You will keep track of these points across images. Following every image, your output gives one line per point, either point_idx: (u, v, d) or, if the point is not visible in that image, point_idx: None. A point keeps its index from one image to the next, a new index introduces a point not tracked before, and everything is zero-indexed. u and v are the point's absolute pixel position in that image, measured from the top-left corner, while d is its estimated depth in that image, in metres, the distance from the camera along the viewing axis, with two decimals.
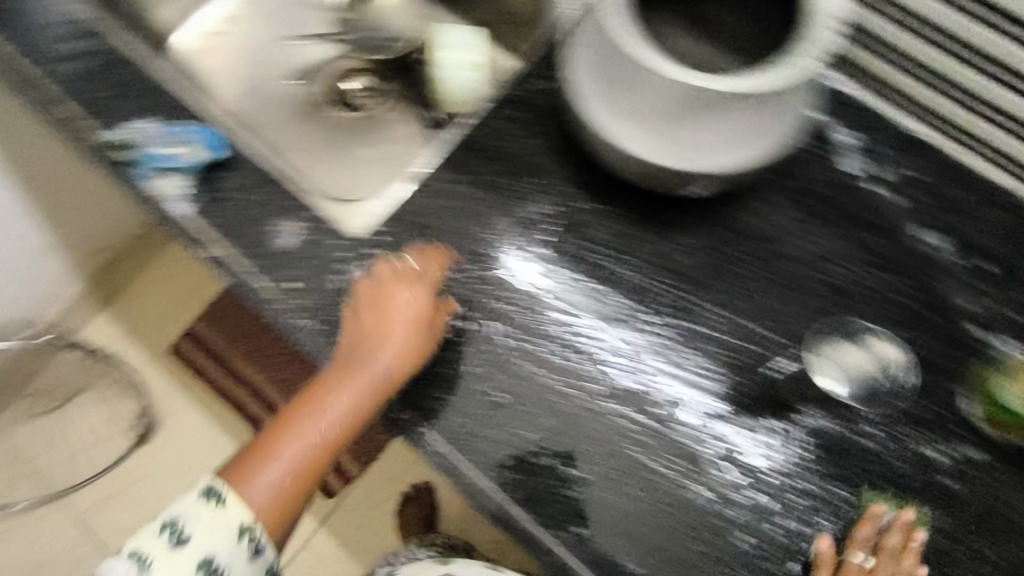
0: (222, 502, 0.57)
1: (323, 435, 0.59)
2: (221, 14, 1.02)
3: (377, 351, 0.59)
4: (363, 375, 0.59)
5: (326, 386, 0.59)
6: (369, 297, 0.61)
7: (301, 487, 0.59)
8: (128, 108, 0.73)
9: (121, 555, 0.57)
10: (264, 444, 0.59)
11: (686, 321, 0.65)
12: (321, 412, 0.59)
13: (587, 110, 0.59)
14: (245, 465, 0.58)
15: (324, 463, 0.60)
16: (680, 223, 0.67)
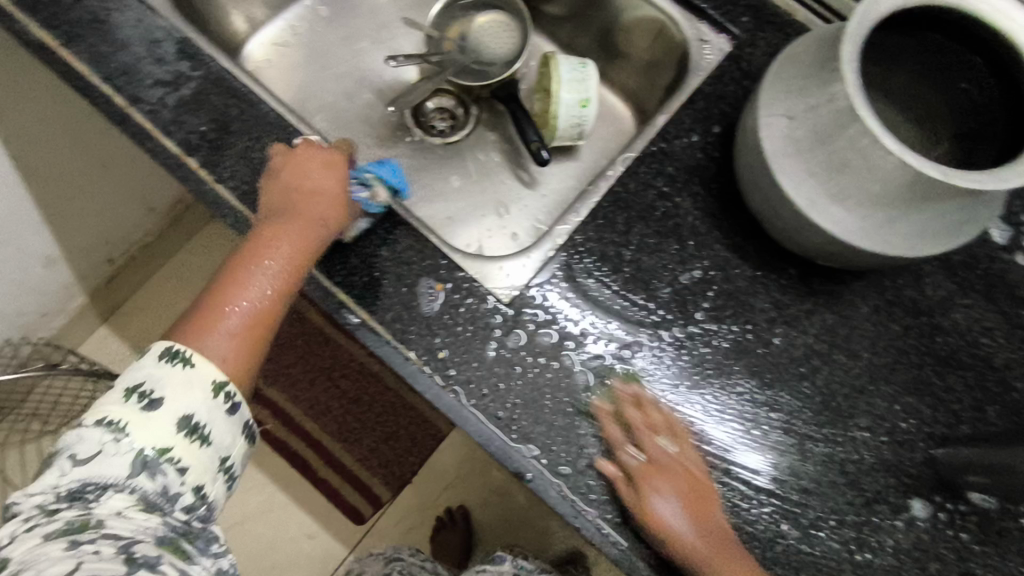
0: (192, 362, 0.52)
1: (272, 289, 0.56)
2: (286, 23, 0.95)
3: (311, 217, 0.58)
4: (296, 234, 0.57)
5: (265, 237, 0.57)
6: (286, 162, 0.62)
7: (255, 344, 0.55)
8: (232, 146, 0.65)
9: (85, 430, 0.48)
10: (212, 303, 0.54)
11: (850, 398, 0.63)
12: (261, 264, 0.56)
13: (789, 179, 0.57)
14: (198, 328, 0.53)
15: (267, 330, 0.56)
16: (841, 296, 0.66)
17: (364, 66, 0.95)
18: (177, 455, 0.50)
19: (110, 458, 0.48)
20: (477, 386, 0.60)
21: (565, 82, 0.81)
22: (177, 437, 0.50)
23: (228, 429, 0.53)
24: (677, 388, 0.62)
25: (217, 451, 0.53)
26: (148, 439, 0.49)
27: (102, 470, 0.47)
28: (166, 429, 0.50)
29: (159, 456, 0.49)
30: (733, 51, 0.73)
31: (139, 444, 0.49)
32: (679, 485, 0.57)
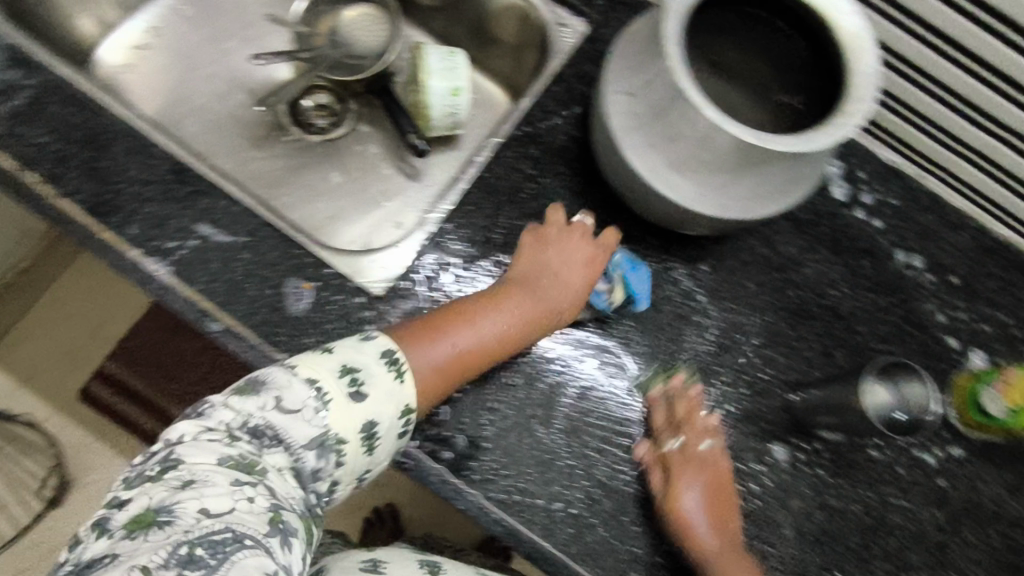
0: (403, 376, 0.55)
1: (479, 344, 0.60)
2: (144, 24, 0.91)
3: (564, 293, 0.64)
4: (542, 311, 0.63)
5: (491, 295, 0.62)
6: (556, 228, 0.66)
7: (447, 385, 0.59)
8: (75, 156, 0.62)
9: (300, 381, 0.51)
10: (433, 327, 0.59)
11: (714, 356, 0.67)
12: (488, 315, 0.61)
13: (633, 151, 0.60)
14: (418, 336, 0.58)
15: (453, 385, 0.59)
16: (701, 262, 0.69)
17: (233, 65, 0.92)
18: (346, 450, 0.52)
19: (302, 422, 0.50)
20: None
21: (433, 72, 0.81)
22: (354, 433, 0.52)
23: (389, 447, 0.55)
24: (551, 361, 0.64)
25: (370, 462, 0.54)
26: (339, 424, 0.51)
27: (297, 427, 0.50)
28: (352, 423, 0.52)
29: (334, 441, 0.51)
30: (590, 33, 0.76)
31: (331, 424, 0.51)
32: (704, 489, 0.62)
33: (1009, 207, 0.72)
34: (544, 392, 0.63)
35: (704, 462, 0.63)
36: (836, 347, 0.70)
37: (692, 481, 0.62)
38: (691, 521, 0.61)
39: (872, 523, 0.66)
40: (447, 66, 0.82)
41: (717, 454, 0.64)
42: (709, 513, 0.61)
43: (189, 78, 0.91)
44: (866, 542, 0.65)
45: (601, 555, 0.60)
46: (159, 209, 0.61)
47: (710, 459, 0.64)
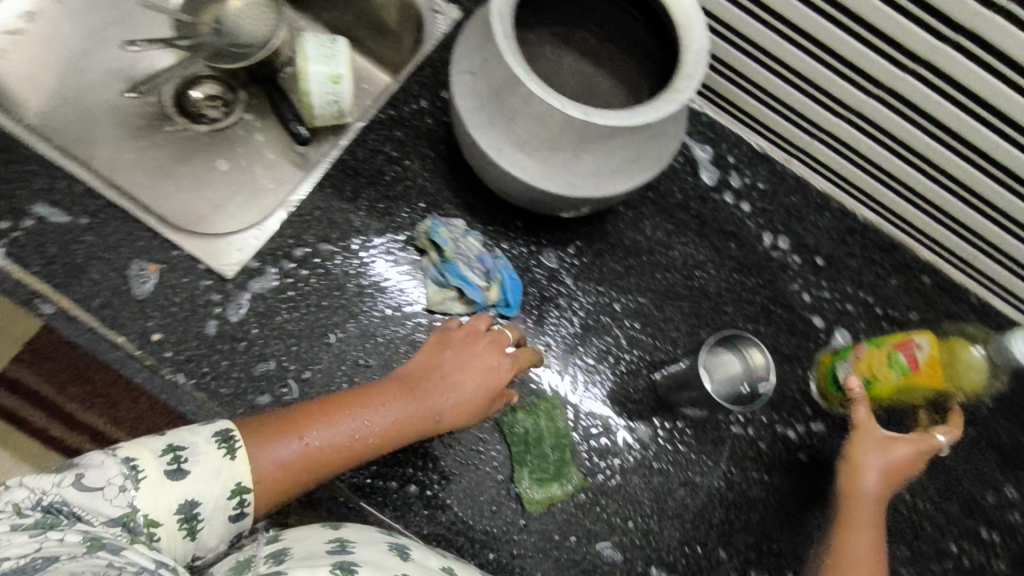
0: (233, 455, 0.45)
1: (337, 443, 0.50)
2: (20, 10, 0.88)
3: (452, 392, 0.56)
4: (423, 413, 0.55)
5: (371, 392, 0.54)
6: (459, 337, 0.59)
7: (281, 490, 0.48)
8: None
9: (110, 458, 0.41)
10: (295, 419, 0.50)
11: (579, 336, 0.67)
12: (362, 415, 0.52)
13: (479, 131, 0.60)
14: (265, 429, 0.48)
15: (290, 491, 0.48)
16: (567, 243, 0.70)
17: (114, 54, 0.90)
18: (158, 535, 0.41)
19: (105, 500, 0.40)
20: (198, 366, 0.58)
21: (311, 58, 0.81)
22: (171, 515, 0.42)
23: (218, 534, 0.45)
24: (411, 343, 0.63)
25: (197, 547, 0.44)
26: (152, 503, 0.41)
27: (97, 508, 0.40)
28: (179, 491, 0.42)
29: (142, 525, 0.41)
30: (462, 20, 0.76)
31: (138, 503, 0.41)
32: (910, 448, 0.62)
33: (863, 191, 0.74)
34: None
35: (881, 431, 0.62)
36: (703, 325, 0.71)
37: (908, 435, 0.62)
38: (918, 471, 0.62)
39: (735, 499, 0.66)
40: (324, 53, 0.81)
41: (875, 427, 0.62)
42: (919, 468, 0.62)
43: (65, 66, 0.88)
44: (728, 518, 0.65)
45: (453, 536, 0.59)
46: None
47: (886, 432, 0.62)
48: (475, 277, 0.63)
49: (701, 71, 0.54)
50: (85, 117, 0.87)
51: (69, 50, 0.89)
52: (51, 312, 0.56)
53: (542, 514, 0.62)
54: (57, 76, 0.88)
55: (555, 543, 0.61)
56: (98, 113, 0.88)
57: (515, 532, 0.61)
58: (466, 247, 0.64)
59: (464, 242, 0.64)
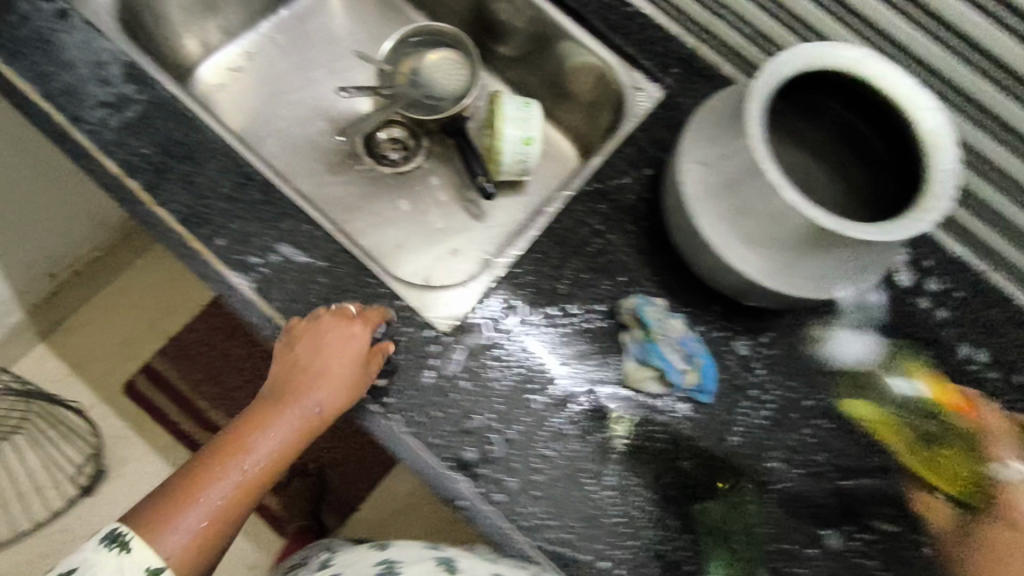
0: (128, 549, 0.54)
1: (236, 487, 0.57)
2: (241, 50, 0.96)
3: (314, 395, 0.60)
4: (291, 418, 0.60)
5: (250, 427, 0.59)
6: (303, 334, 0.61)
7: (211, 540, 0.56)
8: (174, 168, 0.65)
9: None
10: (183, 488, 0.56)
11: (770, 428, 0.66)
12: (247, 452, 0.58)
13: (703, 220, 0.61)
14: (167, 508, 0.55)
15: (218, 536, 0.57)
16: (759, 330, 0.69)
17: (319, 95, 0.97)
18: None
19: None
20: (411, 414, 0.62)
21: (509, 120, 0.84)
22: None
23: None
24: (606, 416, 0.64)
25: None
26: None
27: None
28: None
29: None
30: (665, 99, 0.78)
31: None
32: None
33: None
34: (596, 446, 0.63)
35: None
36: None
37: None
38: None
39: None
40: (522, 115, 0.85)
41: None
42: None
43: (275, 102, 0.95)
44: None
45: None
46: (245, 226, 0.64)
47: None
48: (677, 360, 0.64)
49: (953, 187, 0.53)
50: (289, 150, 0.94)
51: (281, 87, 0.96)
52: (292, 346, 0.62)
53: None
54: (268, 110, 0.95)
55: None
56: (300, 148, 0.94)
57: None
58: (672, 330, 0.64)
59: (670, 324, 0.65)
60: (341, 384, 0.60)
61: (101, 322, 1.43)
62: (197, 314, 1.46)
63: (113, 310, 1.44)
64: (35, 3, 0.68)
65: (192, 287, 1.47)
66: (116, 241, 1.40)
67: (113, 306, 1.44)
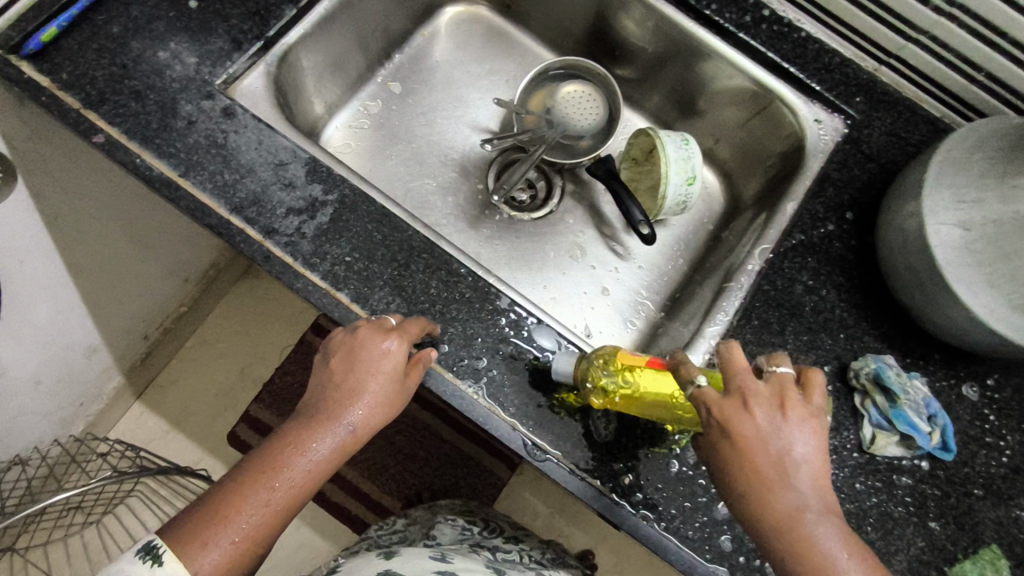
0: (161, 561, 0.46)
1: (272, 503, 0.51)
2: (360, 104, 0.91)
3: (354, 405, 0.56)
4: (329, 431, 0.54)
5: (286, 441, 0.54)
6: (344, 348, 0.57)
7: (246, 561, 0.49)
8: (380, 274, 0.61)
9: None
10: (214, 507, 0.50)
11: (1010, 478, 0.65)
12: (284, 469, 0.52)
13: (962, 287, 0.57)
14: (200, 527, 0.48)
15: (255, 554, 0.50)
16: (982, 374, 0.67)
17: (445, 143, 0.92)
18: None
19: None
20: (666, 510, 0.59)
21: (674, 162, 0.80)
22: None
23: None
24: (851, 485, 0.63)
25: None
26: None
27: None
28: None
29: None
30: (850, 133, 0.74)
31: None
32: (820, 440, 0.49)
33: None
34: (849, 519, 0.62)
35: (789, 396, 0.50)
36: None
37: (808, 418, 0.49)
38: (806, 472, 0.48)
39: None
40: (684, 155, 0.81)
41: (772, 431, 0.49)
42: (820, 471, 0.48)
43: (400, 156, 0.90)
44: None
45: None
46: (465, 328, 0.61)
47: (785, 404, 0.49)
48: (921, 422, 0.62)
49: None
50: (420, 207, 0.89)
51: (403, 140, 0.91)
52: (552, 457, 0.60)
53: None
54: (394, 167, 0.90)
55: None
56: (431, 203, 0.89)
57: None
58: (915, 392, 0.63)
59: (911, 386, 0.63)
60: (381, 389, 0.56)
61: (191, 374, 1.39)
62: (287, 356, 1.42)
63: (202, 360, 1.40)
64: (197, 102, 0.64)
65: (279, 327, 1.43)
66: (199, 291, 1.34)
67: (202, 356, 1.40)
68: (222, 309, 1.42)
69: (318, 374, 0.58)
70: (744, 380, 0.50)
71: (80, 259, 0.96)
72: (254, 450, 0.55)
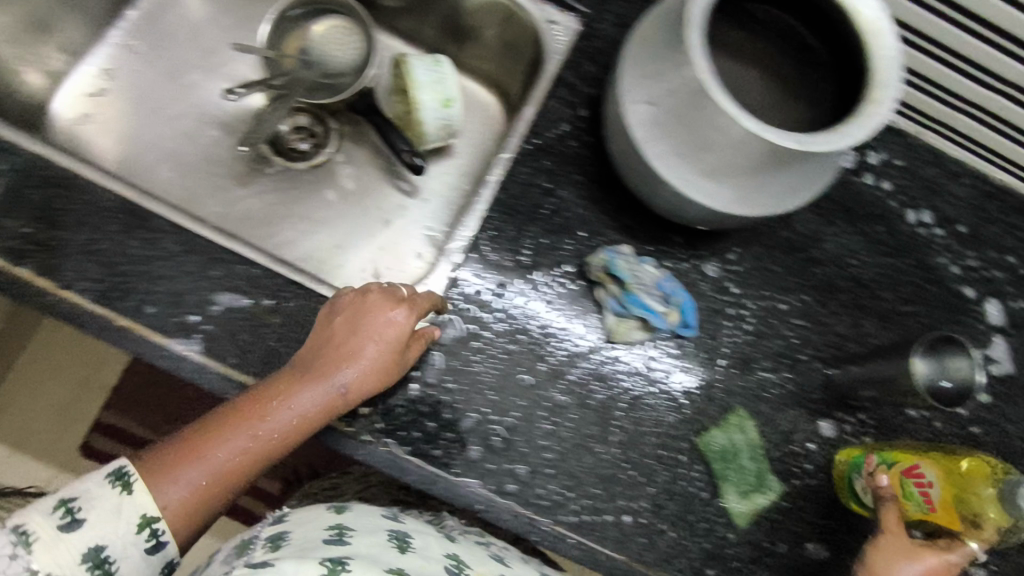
0: (130, 490, 0.49)
1: (246, 450, 0.52)
2: (97, 69, 0.84)
3: (344, 366, 0.56)
4: (317, 389, 0.54)
5: (272, 392, 0.54)
6: (350, 307, 0.58)
7: (213, 501, 0.52)
8: (69, 241, 0.57)
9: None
10: (189, 443, 0.52)
11: (752, 344, 0.68)
12: (265, 420, 0.53)
13: (661, 162, 0.58)
14: (175, 457, 0.51)
15: (221, 495, 0.52)
16: (721, 249, 0.69)
17: (202, 100, 0.86)
18: None
19: (56, 551, 0.46)
20: (408, 434, 0.59)
21: (424, 85, 0.78)
22: (79, 564, 0.46)
23: (139, 569, 0.49)
24: (600, 377, 0.64)
25: None
26: (66, 560, 0.46)
27: (53, 558, 0.45)
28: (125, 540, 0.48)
29: None
30: (583, 29, 0.73)
31: (37, 566, 0.45)
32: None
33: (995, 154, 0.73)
34: (599, 410, 0.64)
35: (942, 554, 0.57)
36: (864, 313, 0.71)
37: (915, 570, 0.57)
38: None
39: None
40: (434, 77, 0.78)
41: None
42: None
43: (148, 120, 0.84)
44: None
45: (674, 558, 0.62)
46: (174, 285, 0.58)
47: (917, 553, 0.57)
48: (656, 303, 0.63)
49: (900, 76, 0.52)
50: (180, 173, 0.84)
51: (152, 103, 0.85)
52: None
53: (748, 523, 0.64)
54: (144, 134, 0.84)
55: (764, 547, 0.64)
56: (192, 167, 0.84)
57: (725, 543, 0.63)
58: (645, 275, 0.64)
59: (641, 270, 0.64)
60: (376, 353, 0.56)
61: (29, 390, 1.31)
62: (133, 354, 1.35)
63: (38, 374, 1.31)
64: None
65: None
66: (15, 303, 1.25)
67: (37, 370, 1.31)
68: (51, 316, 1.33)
69: (319, 326, 0.58)
70: (901, 539, 0.58)
71: None
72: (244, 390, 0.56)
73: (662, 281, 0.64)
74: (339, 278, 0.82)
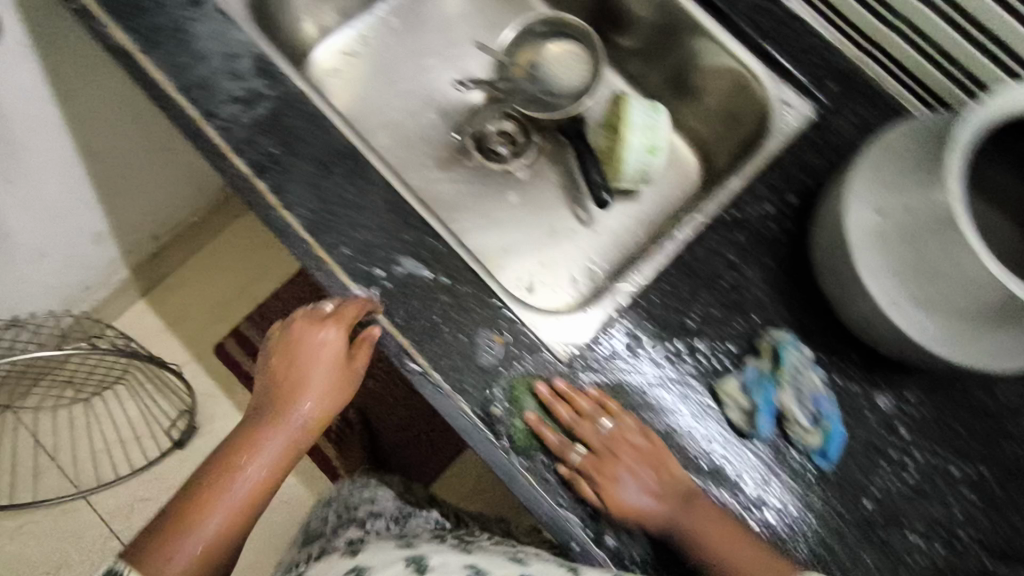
0: None
1: (240, 499, 0.59)
2: (356, 33, 0.94)
3: (300, 398, 0.63)
4: (286, 423, 0.62)
5: (242, 445, 0.61)
6: (286, 344, 0.64)
7: (214, 559, 0.56)
8: (302, 170, 0.63)
9: None
10: (183, 516, 0.57)
11: (907, 499, 0.61)
12: (241, 467, 0.60)
13: (867, 274, 0.55)
14: (173, 533, 0.55)
15: (219, 551, 0.57)
16: (900, 384, 0.63)
17: (434, 86, 0.94)
18: None
19: None
20: (524, 446, 0.60)
21: (637, 128, 0.79)
22: None
23: None
24: (730, 468, 0.61)
25: None
26: None
27: None
28: None
29: None
30: (818, 119, 0.71)
31: None
32: None
33: None
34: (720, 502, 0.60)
35: None
36: None
37: None
38: None
39: None
40: (649, 123, 0.80)
41: None
42: None
43: (384, 88, 0.93)
44: None
45: None
46: (370, 237, 0.63)
47: None
48: (802, 416, 0.59)
49: None
50: (395, 142, 0.91)
51: (393, 75, 0.93)
52: (417, 368, 0.60)
53: None
54: (378, 99, 0.92)
55: None
56: (405, 141, 0.92)
57: None
58: (806, 381, 0.60)
59: (806, 376, 0.60)
60: (325, 378, 0.63)
61: (199, 279, 1.47)
62: (292, 278, 1.49)
63: (212, 268, 1.48)
64: None
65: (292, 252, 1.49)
66: (225, 201, 1.43)
67: (212, 264, 1.48)
68: (245, 222, 1.50)
69: (267, 377, 0.64)
70: None
71: (92, 145, 1.03)
72: (209, 455, 0.62)
73: (819, 394, 0.59)
74: (496, 277, 0.85)
